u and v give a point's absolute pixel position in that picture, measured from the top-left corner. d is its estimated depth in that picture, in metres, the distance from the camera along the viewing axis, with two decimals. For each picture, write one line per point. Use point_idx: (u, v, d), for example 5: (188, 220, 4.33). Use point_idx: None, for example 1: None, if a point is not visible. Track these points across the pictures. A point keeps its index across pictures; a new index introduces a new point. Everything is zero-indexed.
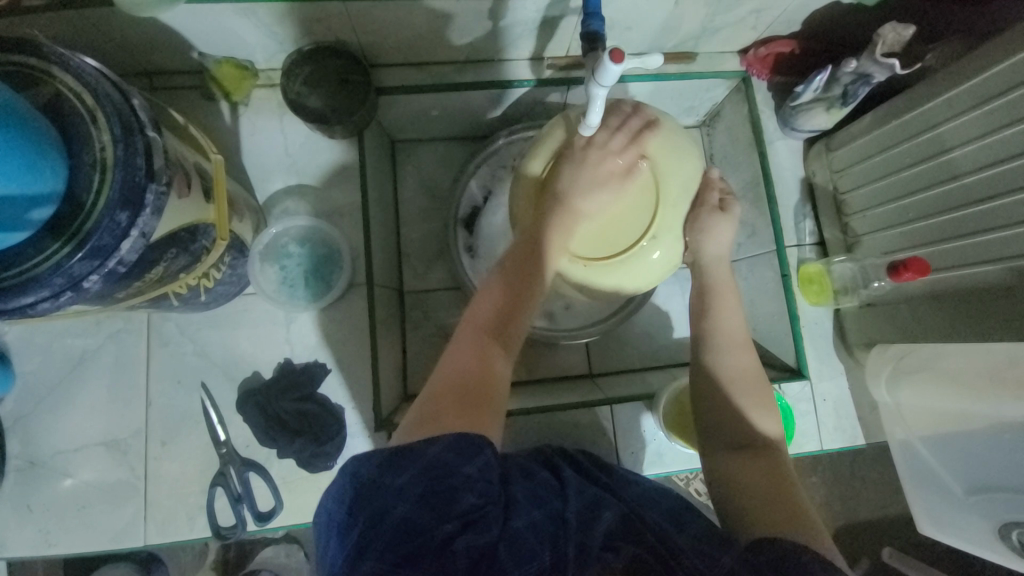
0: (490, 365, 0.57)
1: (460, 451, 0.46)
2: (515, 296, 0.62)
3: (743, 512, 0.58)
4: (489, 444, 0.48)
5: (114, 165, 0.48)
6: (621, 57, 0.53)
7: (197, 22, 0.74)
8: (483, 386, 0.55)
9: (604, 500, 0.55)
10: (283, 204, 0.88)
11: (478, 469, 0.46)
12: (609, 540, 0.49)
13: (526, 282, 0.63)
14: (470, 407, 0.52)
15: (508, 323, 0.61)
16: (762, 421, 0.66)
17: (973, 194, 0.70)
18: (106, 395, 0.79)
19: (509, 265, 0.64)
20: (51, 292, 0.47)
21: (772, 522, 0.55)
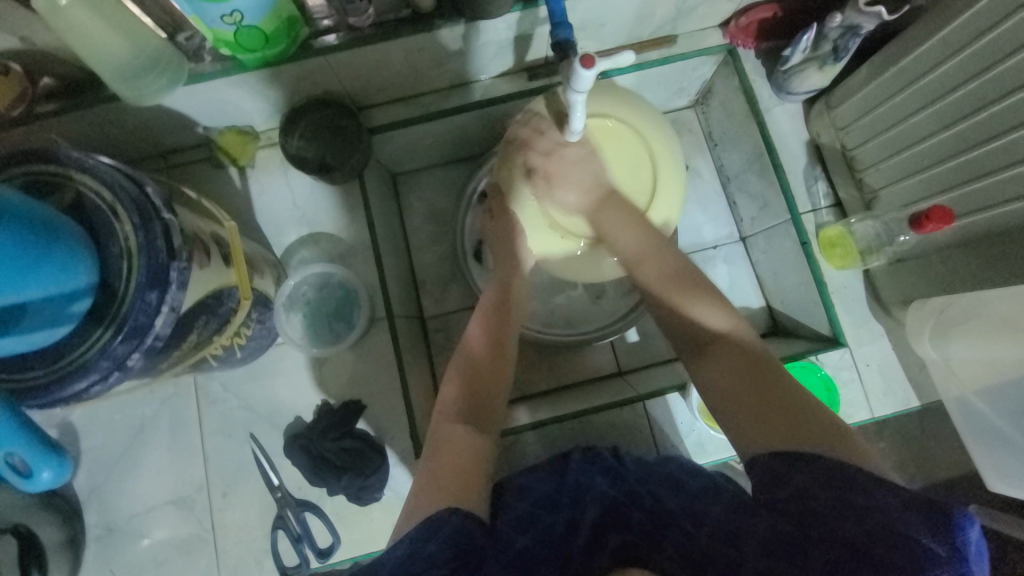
0: (471, 439, 0.60)
1: (426, 532, 0.50)
2: (482, 377, 0.67)
3: (742, 429, 0.54)
4: (451, 514, 0.51)
5: (138, 251, 0.52)
6: (592, 61, 0.54)
7: (196, 100, 0.80)
8: (468, 466, 0.58)
9: (597, 496, 0.60)
10: (299, 254, 0.93)
11: (443, 542, 0.49)
12: (595, 537, 0.55)
13: (491, 365, 0.68)
14: (459, 487, 0.55)
15: (481, 398, 0.65)
16: (714, 310, 0.63)
17: (988, 130, 0.66)
18: (167, 457, 0.85)
19: (473, 348, 0.69)
20: (101, 374, 0.51)
21: (772, 433, 0.51)
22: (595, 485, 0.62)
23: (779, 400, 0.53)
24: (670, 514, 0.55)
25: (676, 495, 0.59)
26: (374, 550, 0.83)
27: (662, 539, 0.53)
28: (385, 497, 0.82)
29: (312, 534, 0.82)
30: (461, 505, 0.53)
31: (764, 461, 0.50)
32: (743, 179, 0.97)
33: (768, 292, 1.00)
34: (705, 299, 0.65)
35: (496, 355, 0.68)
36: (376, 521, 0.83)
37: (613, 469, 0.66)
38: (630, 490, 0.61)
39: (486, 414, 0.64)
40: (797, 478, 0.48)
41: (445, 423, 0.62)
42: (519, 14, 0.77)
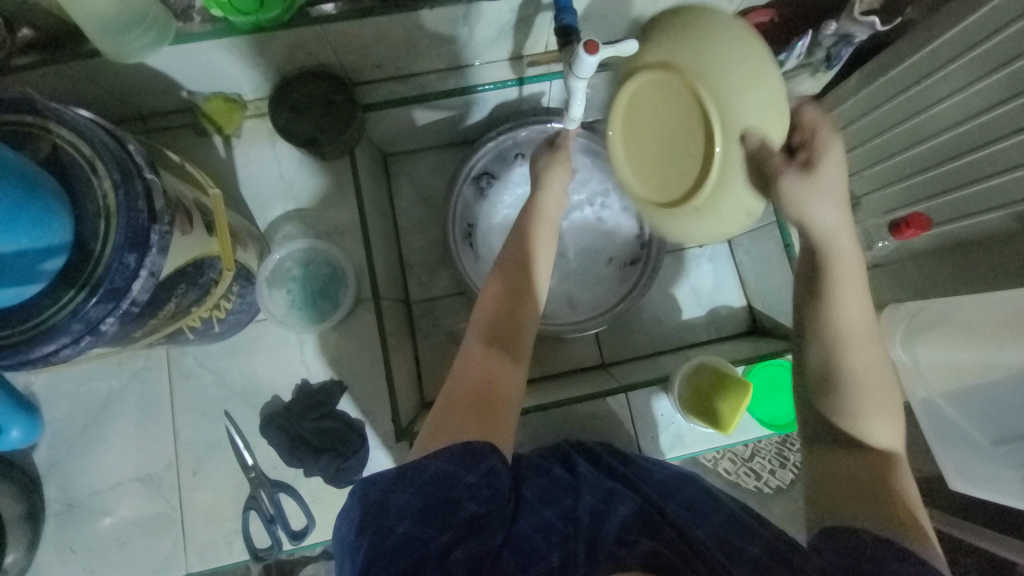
0: (497, 369, 0.60)
1: (470, 457, 0.50)
2: (515, 295, 0.64)
3: (830, 501, 0.54)
4: (492, 452, 0.52)
5: (117, 211, 0.50)
6: (597, 47, 0.57)
7: (183, 62, 0.76)
8: (498, 387, 0.59)
9: (623, 497, 0.58)
10: (284, 229, 0.90)
11: (481, 477, 0.50)
12: (622, 536, 0.51)
13: (524, 284, 0.65)
14: (481, 412, 0.56)
15: (507, 329, 0.63)
16: (882, 419, 0.57)
17: (969, 142, 0.69)
18: (135, 432, 0.81)
19: (505, 270, 0.66)
20: (72, 338, 0.49)
21: (866, 512, 0.51)
22: (621, 490, 0.61)
23: (874, 484, 0.53)
24: (700, 541, 0.53)
25: (701, 526, 0.56)
26: None
27: (694, 558, 0.50)
28: None
29: (286, 516, 0.80)
30: (492, 437, 0.54)
31: (845, 537, 0.49)
32: None
33: (750, 293, 1.02)
34: (868, 411, 0.57)
35: (529, 275, 0.66)
36: None
37: (620, 473, 0.68)
38: (650, 501, 0.60)
39: (519, 335, 0.63)
40: (885, 557, 0.46)
41: (474, 344, 0.62)
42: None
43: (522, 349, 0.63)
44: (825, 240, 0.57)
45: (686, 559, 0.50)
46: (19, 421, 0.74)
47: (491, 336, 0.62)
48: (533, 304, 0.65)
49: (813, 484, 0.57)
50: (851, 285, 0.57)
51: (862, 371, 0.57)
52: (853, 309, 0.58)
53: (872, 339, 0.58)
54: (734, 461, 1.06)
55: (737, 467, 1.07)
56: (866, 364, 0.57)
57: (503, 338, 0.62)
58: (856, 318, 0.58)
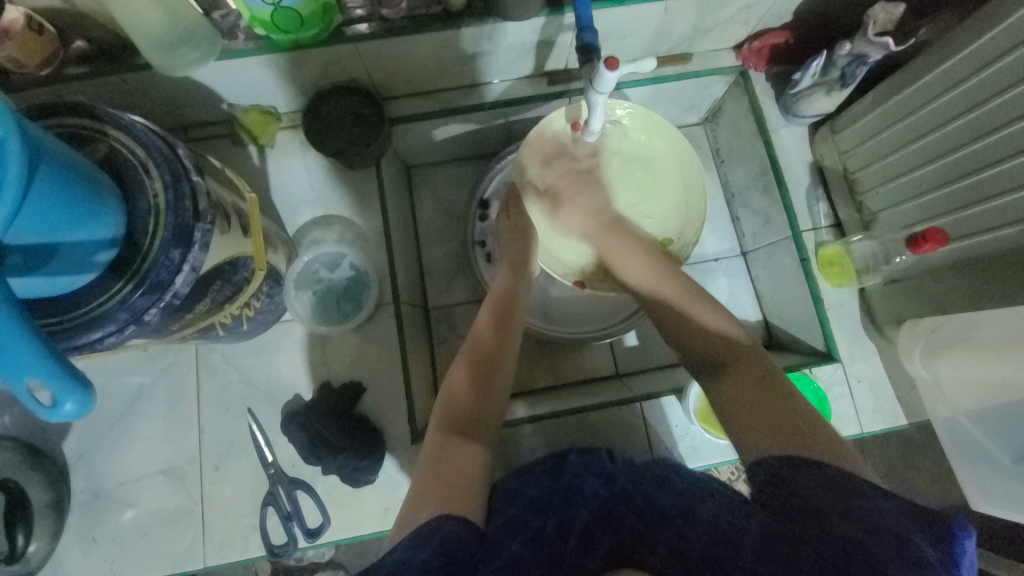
0: (466, 453, 0.63)
1: (419, 541, 0.51)
2: (481, 379, 0.70)
3: (744, 433, 0.58)
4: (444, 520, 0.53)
5: (166, 209, 0.54)
6: (617, 65, 0.60)
7: (224, 76, 0.82)
8: (465, 477, 0.60)
9: (587, 497, 0.57)
10: (312, 234, 0.94)
11: (432, 553, 0.50)
12: (586, 542, 0.52)
13: (492, 368, 0.71)
14: (453, 495, 0.57)
15: (476, 412, 0.67)
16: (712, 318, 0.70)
17: (985, 159, 0.70)
18: (162, 425, 0.84)
19: (478, 353, 0.73)
20: (117, 326, 0.52)
21: (776, 437, 0.55)
22: (586, 484, 0.61)
23: (776, 417, 0.57)
24: (661, 514, 0.54)
25: (664, 492, 0.57)
26: (364, 534, 0.83)
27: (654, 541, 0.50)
28: (379, 480, 0.82)
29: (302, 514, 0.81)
30: (457, 510, 0.56)
31: (765, 464, 0.53)
32: (748, 195, 1.02)
33: (766, 308, 1.02)
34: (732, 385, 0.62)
35: (499, 358, 0.72)
36: (367, 504, 0.82)
37: (602, 468, 0.65)
38: (621, 490, 0.58)
39: (485, 425, 0.67)
40: (799, 479, 0.50)
41: (441, 431, 0.65)
42: (545, 20, 0.80)
43: (488, 431, 0.67)
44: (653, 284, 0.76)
45: (645, 545, 0.50)
46: (75, 392, 0.46)
47: (458, 424, 0.66)
48: (499, 384, 0.71)
49: (735, 426, 0.59)
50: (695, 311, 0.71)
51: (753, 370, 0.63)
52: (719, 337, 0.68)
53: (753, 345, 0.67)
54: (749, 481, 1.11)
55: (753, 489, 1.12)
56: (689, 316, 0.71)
57: (466, 427, 0.66)
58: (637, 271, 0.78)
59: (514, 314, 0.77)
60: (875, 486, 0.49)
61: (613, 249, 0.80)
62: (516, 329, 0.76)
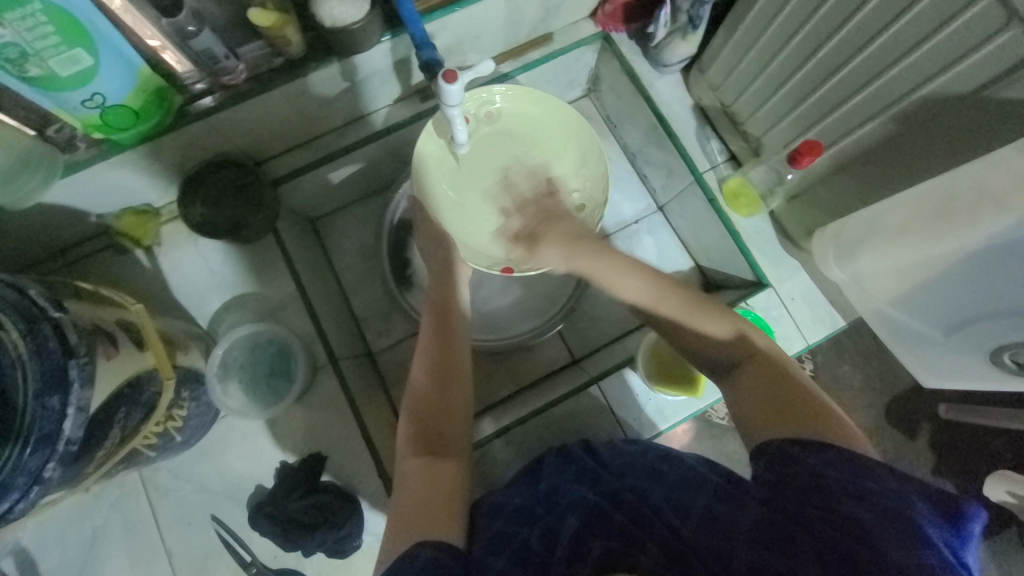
0: (438, 473, 0.63)
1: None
2: (437, 400, 0.70)
3: (753, 419, 0.58)
4: (421, 546, 0.54)
5: (28, 358, 0.51)
6: (456, 76, 0.59)
7: (80, 190, 0.77)
8: (442, 497, 0.61)
9: (573, 505, 0.60)
10: (227, 319, 0.90)
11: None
12: (576, 549, 0.54)
13: (446, 388, 0.71)
14: (433, 515, 0.59)
15: (438, 430, 0.67)
16: (721, 328, 0.65)
17: (831, 64, 0.73)
18: (127, 561, 0.80)
19: (422, 382, 0.72)
20: (20, 493, 0.49)
21: (784, 423, 0.55)
22: (568, 494, 0.64)
23: (790, 400, 0.57)
24: (655, 510, 0.57)
25: (656, 489, 0.61)
26: None
27: (648, 541, 0.53)
28: (365, 543, 0.80)
29: None
30: (436, 536, 0.56)
31: (772, 448, 0.54)
32: (646, 152, 1.04)
33: (694, 252, 1.05)
34: (747, 389, 0.60)
35: (448, 371, 0.72)
36: (362, 569, 0.81)
37: (589, 471, 0.68)
38: (610, 494, 0.61)
39: (451, 441, 0.67)
40: (810, 459, 0.50)
41: (411, 458, 0.65)
42: (391, 42, 0.79)
43: (457, 446, 0.67)
44: (656, 300, 0.69)
45: (635, 544, 0.52)
46: None
47: (423, 448, 0.66)
48: (455, 395, 0.71)
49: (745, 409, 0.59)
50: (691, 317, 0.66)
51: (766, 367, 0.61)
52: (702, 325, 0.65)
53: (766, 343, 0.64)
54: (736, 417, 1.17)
55: None
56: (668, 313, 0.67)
57: (435, 446, 0.66)
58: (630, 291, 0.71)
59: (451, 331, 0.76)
60: (889, 467, 0.48)
61: (602, 264, 0.72)
62: (461, 345, 0.75)
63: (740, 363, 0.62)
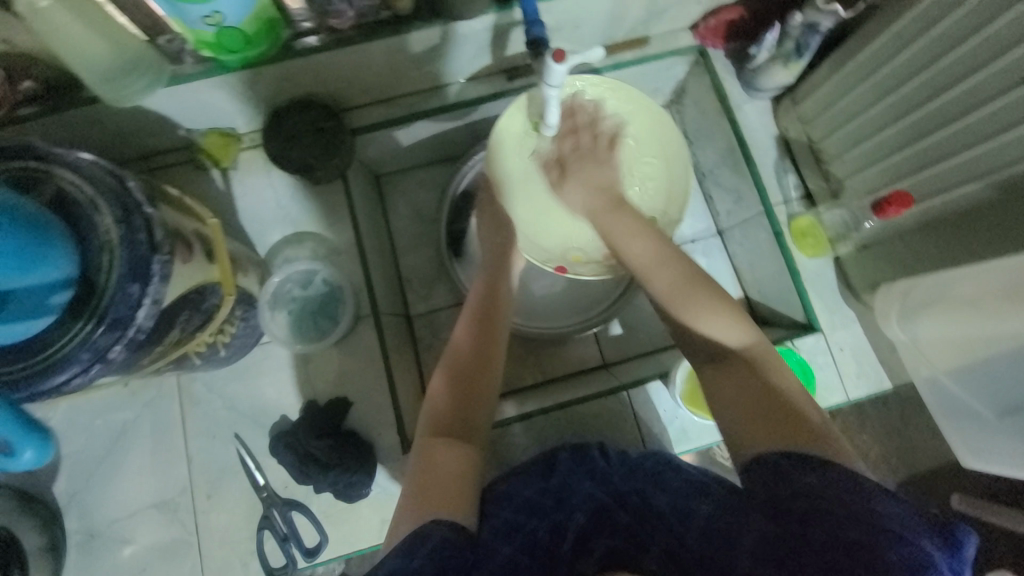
0: (457, 455, 0.63)
1: (411, 546, 0.53)
2: (467, 381, 0.69)
3: (742, 432, 0.55)
4: (437, 525, 0.55)
5: (119, 244, 0.53)
6: (565, 57, 0.60)
7: (177, 102, 0.81)
8: (457, 481, 0.61)
9: (581, 501, 0.63)
10: (283, 253, 0.93)
11: (427, 556, 0.52)
12: (580, 543, 0.59)
13: (476, 371, 0.70)
14: (446, 498, 0.58)
15: (463, 413, 0.67)
16: (715, 323, 0.62)
17: (939, 118, 0.70)
18: (149, 459, 0.84)
19: (455, 360, 0.71)
20: (82, 367, 0.51)
21: (774, 435, 0.53)
22: (579, 487, 0.66)
23: (785, 416, 0.54)
24: (659, 513, 0.60)
25: (662, 493, 0.63)
26: (364, 547, 0.83)
27: (648, 541, 0.57)
28: (373, 493, 0.82)
29: (299, 534, 0.81)
30: (447, 515, 0.57)
31: (770, 460, 0.52)
32: (718, 173, 1.02)
33: (745, 283, 1.03)
34: (731, 388, 0.59)
35: (483, 356, 0.71)
36: (364, 518, 0.82)
37: (596, 467, 0.69)
38: (616, 491, 0.65)
39: (473, 426, 0.66)
40: (808, 477, 0.49)
41: (432, 437, 0.64)
42: (496, 15, 0.80)
43: (479, 432, 0.66)
44: (650, 267, 0.68)
45: (638, 545, 0.57)
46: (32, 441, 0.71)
47: (445, 428, 0.65)
48: (485, 380, 0.70)
49: (732, 420, 0.57)
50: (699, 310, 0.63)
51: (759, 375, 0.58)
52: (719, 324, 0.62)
53: (765, 352, 0.60)
54: None
55: None
56: (664, 284, 0.66)
57: (456, 429, 0.65)
58: (636, 254, 0.70)
59: (494, 319, 0.75)
60: (889, 491, 0.47)
61: (613, 224, 0.72)
62: (500, 331, 0.74)
63: (724, 359, 0.61)
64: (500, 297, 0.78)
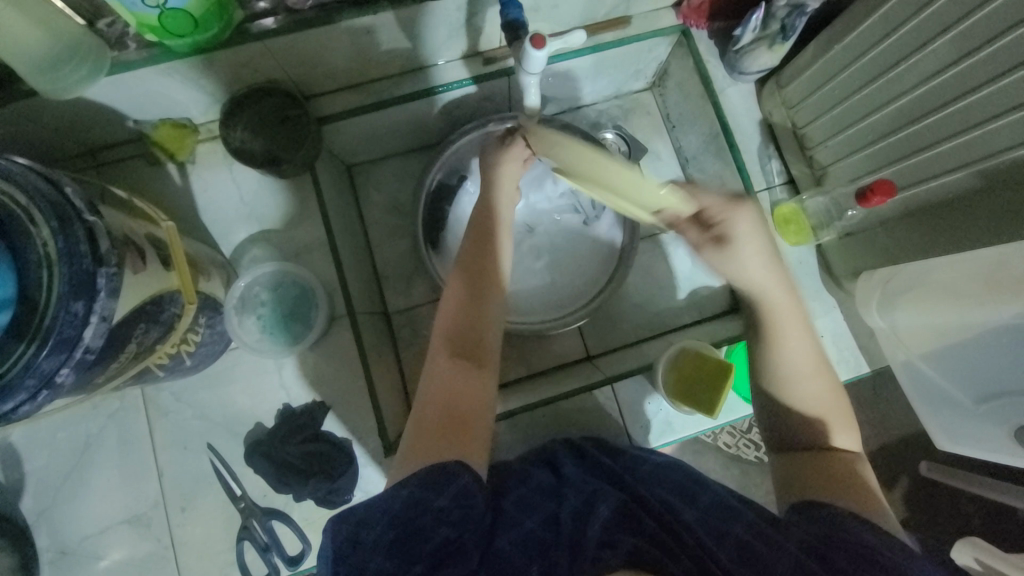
0: (470, 382, 0.64)
1: (435, 483, 0.55)
2: (475, 299, 0.68)
3: (798, 485, 0.62)
4: (463, 469, 0.56)
5: (58, 258, 0.48)
6: (543, 43, 0.57)
7: (123, 91, 0.74)
8: (470, 404, 0.63)
9: (601, 494, 0.62)
10: (250, 252, 0.88)
11: (449, 499, 0.54)
12: (605, 537, 0.56)
13: (482, 293, 0.68)
14: (456, 428, 0.60)
15: (474, 336, 0.67)
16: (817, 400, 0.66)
17: (926, 105, 0.69)
18: (118, 473, 0.80)
19: (464, 280, 0.69)
20: (28, 394, 0.47)
21: (830, 492, 0.59)
22: (599, 487, 0.64)
23: (843, 479, 0.61)
24: (686, 526, 0.58)
25: (687, 508, 0.62)
26: None
27: (678, 548, 0.55)
28: (356, 498, 0.80)
29: (280, 543, 0.79)
30: (458, 455, 0.58)
31: (819, 509, 0.57)
32: (701, 159, 1.00)
33: None
34: (803, 460, 0.64)
35: (487, 275, 0.69)
36: None
37: (608, 474, 0.69)
38: (637, 496, 0.63)
39: (484, 347, 0.67)
40: (861, 529, 0.53)
41: (443, 359, 0.65)
42: None
43: (489, 356, 0.67)
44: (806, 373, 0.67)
45: (664, 550, 0.54)
46: None
47: (456, 352, 0.66)
48: (492, 300, 0.69)
49: (785, 470, 0.65)
50: (790, 330, 0.67)
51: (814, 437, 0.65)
52: (801, 348, 0.67)
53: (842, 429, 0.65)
54: (732, 435, 1.17)
55: (736, 442, 1.17)
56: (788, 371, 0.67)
57: (467, 350, 0.66)
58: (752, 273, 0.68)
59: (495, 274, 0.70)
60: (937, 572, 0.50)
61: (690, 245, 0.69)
62: (501, 252, 0.72)
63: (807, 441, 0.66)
64: (499, 221, 0.73)
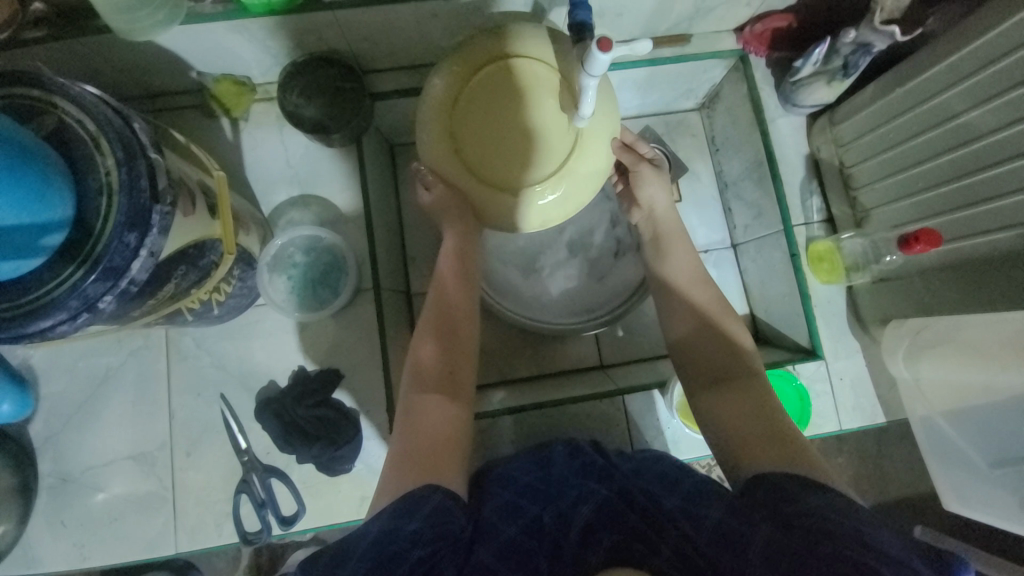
0: (447, 413, 0.64)
1: (408, 509, 0.52)
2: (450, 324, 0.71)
3: (737, 448, 0.60)
4: (432, 491, 0.54)
5: (119, 188, 0.50)
6: (609, 46, 0.55)
7: (192, 41, 0.76)
8: (453, 438, 0.62)
9: (585, 493, 0.61)
10: (287, 215, 0.90)
11: (423, 521, 0.51)
12: (586, 536, 0.56)
13: (459, 320, 0.72)
14: (435, 458, 0.59)
15: (451, 368, 0.68)
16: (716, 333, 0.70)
17: (980, 160, 0.68)
18: (131, 408, 0.82)
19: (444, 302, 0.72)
20: (69, 314, 0.49)
21: (766, 454, 0.57)
22: (586, 484, 0.63)
23: (769, 436, 0.59)
24: (667, 515, 0.56)
25: (670, 495, 0.59)
26: (341, 521, 0.82)
27: (660, 543, 0.53)
28: (355, 469, 0.81)
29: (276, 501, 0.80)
30: (439, 481, 0.57)
31: (773, 479, 0.54)
32: (741, 186, 0.99)
33: (753, 300, 1.01)
34: (724, 412, 0.63)
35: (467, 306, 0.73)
36: (344, 492, 0.81)
37: (599, 465, 0.68)
38: (621, 488, 0.62)
39: (460, 378, 0.67)
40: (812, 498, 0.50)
41: (422, 394, 0.65)
42: None
43: (463, 389, 0.67)
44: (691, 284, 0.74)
45: (647, 544, 0.53)
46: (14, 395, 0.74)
47: (436, 385, 0.66)
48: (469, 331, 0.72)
49: (723, 440, 0.62)
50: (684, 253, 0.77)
51: (728, 367, 0.67)
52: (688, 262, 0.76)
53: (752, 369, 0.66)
54: None
55: None
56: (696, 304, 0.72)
57: (445, 384, 0.66)
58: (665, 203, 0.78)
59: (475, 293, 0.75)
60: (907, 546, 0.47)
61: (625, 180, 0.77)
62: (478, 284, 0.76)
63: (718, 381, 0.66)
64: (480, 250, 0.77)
